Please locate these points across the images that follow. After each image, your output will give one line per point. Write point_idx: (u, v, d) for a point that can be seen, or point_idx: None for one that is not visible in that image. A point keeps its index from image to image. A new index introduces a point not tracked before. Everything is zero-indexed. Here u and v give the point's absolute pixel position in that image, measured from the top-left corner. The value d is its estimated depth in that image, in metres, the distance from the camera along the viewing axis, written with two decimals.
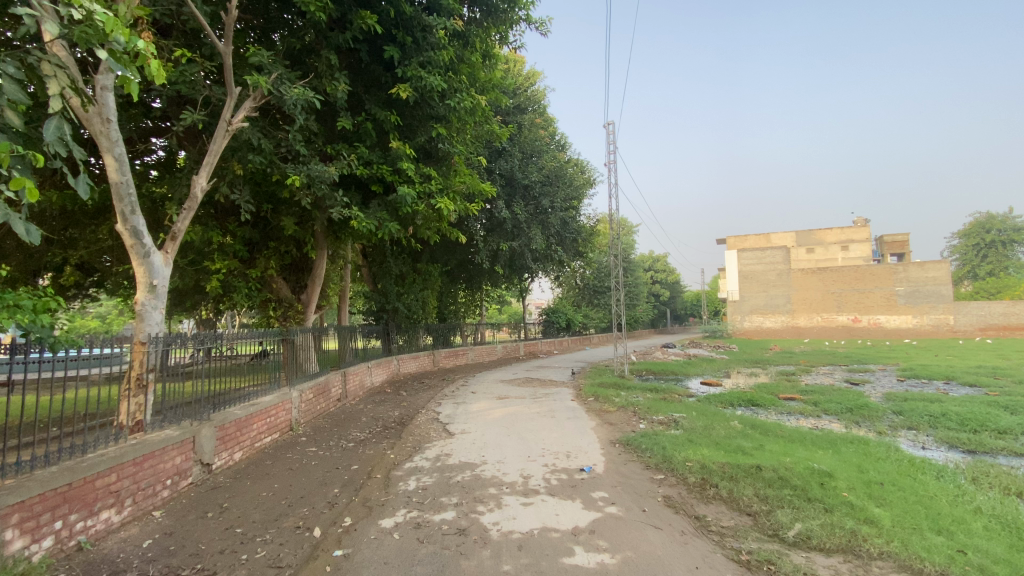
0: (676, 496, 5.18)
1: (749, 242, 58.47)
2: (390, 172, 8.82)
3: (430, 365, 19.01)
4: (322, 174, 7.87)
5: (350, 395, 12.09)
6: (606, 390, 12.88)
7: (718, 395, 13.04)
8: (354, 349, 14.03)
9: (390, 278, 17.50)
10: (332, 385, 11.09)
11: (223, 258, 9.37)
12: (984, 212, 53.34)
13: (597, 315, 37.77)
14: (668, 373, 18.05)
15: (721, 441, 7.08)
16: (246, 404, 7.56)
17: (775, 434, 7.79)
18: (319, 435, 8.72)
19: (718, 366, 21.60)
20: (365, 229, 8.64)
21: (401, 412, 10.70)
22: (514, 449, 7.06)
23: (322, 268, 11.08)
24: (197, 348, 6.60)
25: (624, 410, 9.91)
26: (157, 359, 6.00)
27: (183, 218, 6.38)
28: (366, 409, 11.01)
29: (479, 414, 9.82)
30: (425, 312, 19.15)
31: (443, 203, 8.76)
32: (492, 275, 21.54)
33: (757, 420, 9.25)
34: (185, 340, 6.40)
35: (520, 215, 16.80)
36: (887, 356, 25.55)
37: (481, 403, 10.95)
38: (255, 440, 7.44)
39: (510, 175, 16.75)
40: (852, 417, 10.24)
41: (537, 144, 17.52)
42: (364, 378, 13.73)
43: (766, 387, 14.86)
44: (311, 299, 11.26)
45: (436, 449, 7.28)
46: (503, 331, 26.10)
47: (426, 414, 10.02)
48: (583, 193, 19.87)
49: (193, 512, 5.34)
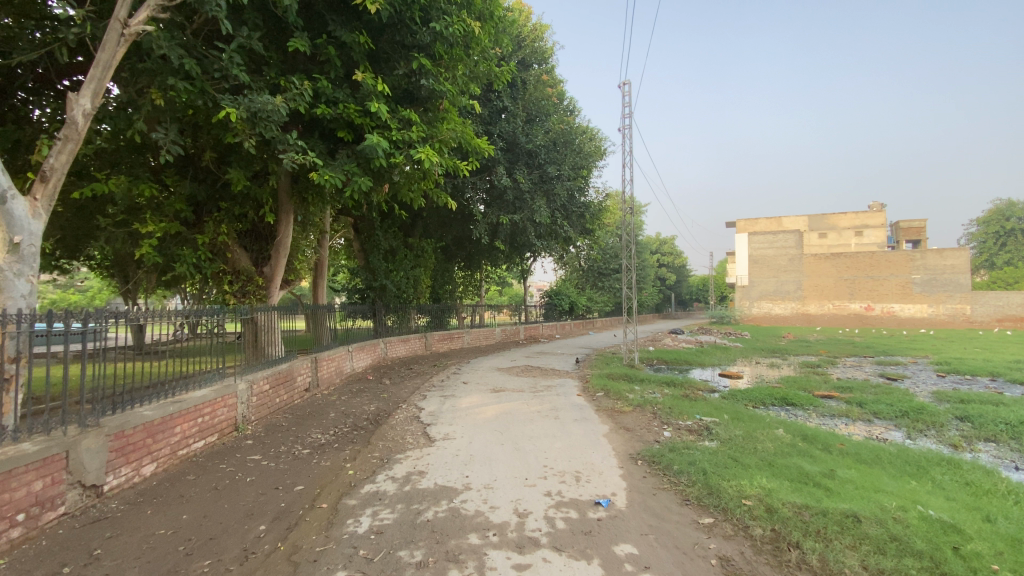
0: (738, 558, 3.56)
1: (760, 226, 56.37)
2: (360, 114, 7.12)
3: (422, 349, 17.39)
4: (268, 108, 6.20)
5: (323, 384, 10.47)
6: (617, 383, 11.23)
7: (744, 391, 11.39)
8: (331, 330, 12.38)
9: (378, 252, 15.88)
10: (304, 373, 9.59)
11: (159, 220, 7.74)
12: (1007, 199, 51.10)
13: (603, 297, 36.13)
14: (682, 362, 16.40)
15: (777, 464, 5.46)
16: (169, 400, 5.94)
17: (839, 452, 6.15)
18: (271, 436, 7.13)
19: (734, 355, 20.01)
20: (328, 184, 6.98)
21: (378, 406, 9.09)
22: (506, 467, 5.47)
23: (287, 236, 9.48)
24: (178, 322, 6.11)
25: (641, 411, 8.30)
26: (129, 338, 5.35)
27: (59, 151, 4.67)
28: (338, 403, 9.38)
29: (469, 411, 8.21)
30: (417, 291, 17.47)
31: (426, 153, 7.04)
32: (492, 252, 19.78)
33: (806, 427, 7.64)
34: (167, 316, 5.84)
35: (522, 183, 15.02)
36: (913, 347, 23.85)
37: (473, 396, 9.35)
38: (178, 447, 5.85)
39: (512, 139, 14.89)
40: (913, 424, 8.61)
41: (543, 103, 15.64)
42: (344, 364, 12.11)
43: (795, 381, 13.20)
44: (276, 272, 9.65)
45: (408, 464, 5.69)
46: (503, 314, 24.46)
47: (405, 410, 8.42)
48: (593, 162, 17.97)
49: (44, 566, 3.76)
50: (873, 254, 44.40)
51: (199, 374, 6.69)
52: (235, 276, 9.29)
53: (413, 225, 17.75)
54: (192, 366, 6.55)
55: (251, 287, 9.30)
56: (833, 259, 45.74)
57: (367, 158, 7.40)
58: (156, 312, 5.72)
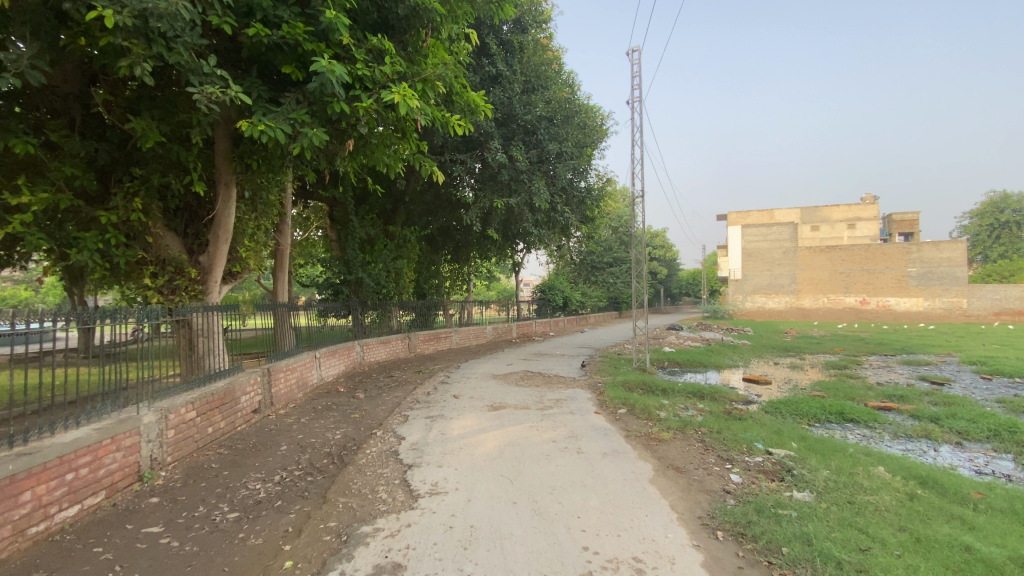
0: None
1: (753, 219, 55.21)
2: (313, 39, 5.21)
3: (405, 352, 15.31)
4: (166, 12, 4.29)
5: (281, 401, 8.44)
6: (638, 395, 9.39)
7: (787, 401, 9.66)
8: (295, 332, 10.33)
9: (355, 241, 14.00)
10: (256, 389, 7.69)
11: (40, 190, 5.67)
12: (999, 191, 50.64)
13: (596, 292, 34.34)
14: (696, 364, 14.65)
15: (932, 544, 3.72)
16: (21, 449, 3.98)
17: (991, 513, 4.42)
18: (191, 488, 5.14)
19: (747, 354, 18.39)
20: (264, 136, 5.09)
21: (346, 432, 7.12)
22: (526, 551, 3.63)
23: (230, 216, 7.48)
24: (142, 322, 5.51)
25: (685, 438, 6.50)
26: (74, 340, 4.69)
27: None
28: (296, 427, 7.39)
29: (463, 439, 6.32)
30: (400, 286, 15.41)
31: (401, 93, 5.06)
32: (483, 242, 17.75)
33: (904, 460, 5.93)
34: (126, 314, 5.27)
35: (520, 162, 13.09)
36: (928, 343, 22.52)
37: (469, 416, 7.46)
38: (24, 523, 3.85)
39: (508, 110, 12.98)
40: (1018, 449, 6.95)
41: (543, 71, 13.65)
42: (310, 373, 10.07)
43: (834, 387, 11.51)
44: (215, 262, 7.64)
45: (378, 543, 3.81)
46: (492, 308, 21.58)
47: (380, 440, 6.45)
48: (596, 141, 16.09)
49: None
50: (869, 247, 43.45)
51: (82, 403, 4.74)
52: (161, 267, 7.28)
53: (395, 212, 15.76)
54: (71, 392, 4.61)
55: (180, 281, 7.28)
56: (829, 252, 44.64)
57: (322, 104, 5.50)
58: (116, 312, 5.17)
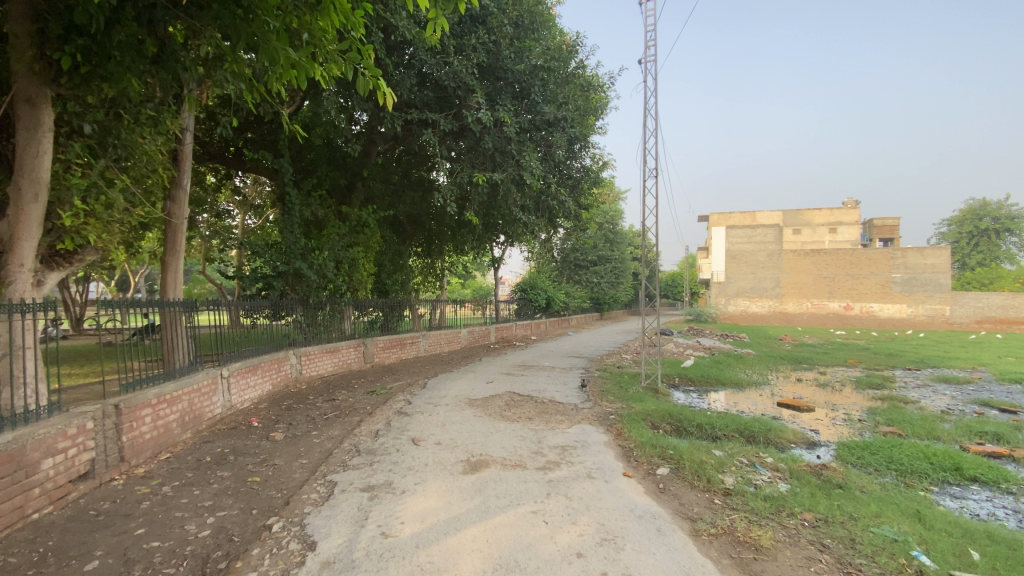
0: None
1: (736, 220, 53.86)
2: None
3: (359, 363, 12.33)
4: None
5: (140, 453, 5.43)
6: (673, 439, 6.72)
7: (866, 443, 7.15)
8: (193, 339, 7.35)
9: (295, 221, 11.04)
10: (84, 443, 4.70)
11: None
12: (979, 199, 50.29)
13: (579, 293, 31.81)
14: (713, 381, 12.14)
15: None
16: None
17: None
18: None
19: (760, 367, 16.02)
20: None
21: (225, 522, 4.22)
22: None
23: (43, 156, 4.49)
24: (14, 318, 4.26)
25: (796, 543, 3.85)
26: None
27: None
28: (142, 510, 4.42)
29: (416, 556, 3.50)
30: (355, 280, 12.44)
31: None
32: (459, 230, 14.94)
33: None
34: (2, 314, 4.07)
35: (507, 126, 10.34)
36: (940, 355, 20.65)
37: (433, 491, 4.65)
38: None
39: (492, 57, 10.26)
40: None
41: (539, 13, 10.95)
42: (209, 400, 7.05)
43: (900, 417, 9.07)
44: (21, 235, 4.49)
45: None
46: (467, 309, 18.77)
47: (268, 557, 3.57)
48: (597, 112, 13.45)
49: None
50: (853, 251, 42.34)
51: None
52: None
53: (351, 189, 12.90)
54: None
55: None
56: (812, 256, 43.27)
57: None
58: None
